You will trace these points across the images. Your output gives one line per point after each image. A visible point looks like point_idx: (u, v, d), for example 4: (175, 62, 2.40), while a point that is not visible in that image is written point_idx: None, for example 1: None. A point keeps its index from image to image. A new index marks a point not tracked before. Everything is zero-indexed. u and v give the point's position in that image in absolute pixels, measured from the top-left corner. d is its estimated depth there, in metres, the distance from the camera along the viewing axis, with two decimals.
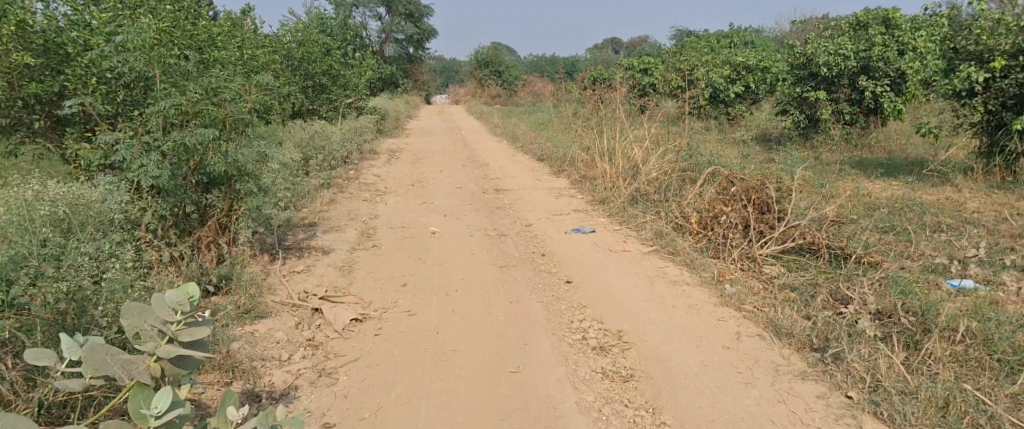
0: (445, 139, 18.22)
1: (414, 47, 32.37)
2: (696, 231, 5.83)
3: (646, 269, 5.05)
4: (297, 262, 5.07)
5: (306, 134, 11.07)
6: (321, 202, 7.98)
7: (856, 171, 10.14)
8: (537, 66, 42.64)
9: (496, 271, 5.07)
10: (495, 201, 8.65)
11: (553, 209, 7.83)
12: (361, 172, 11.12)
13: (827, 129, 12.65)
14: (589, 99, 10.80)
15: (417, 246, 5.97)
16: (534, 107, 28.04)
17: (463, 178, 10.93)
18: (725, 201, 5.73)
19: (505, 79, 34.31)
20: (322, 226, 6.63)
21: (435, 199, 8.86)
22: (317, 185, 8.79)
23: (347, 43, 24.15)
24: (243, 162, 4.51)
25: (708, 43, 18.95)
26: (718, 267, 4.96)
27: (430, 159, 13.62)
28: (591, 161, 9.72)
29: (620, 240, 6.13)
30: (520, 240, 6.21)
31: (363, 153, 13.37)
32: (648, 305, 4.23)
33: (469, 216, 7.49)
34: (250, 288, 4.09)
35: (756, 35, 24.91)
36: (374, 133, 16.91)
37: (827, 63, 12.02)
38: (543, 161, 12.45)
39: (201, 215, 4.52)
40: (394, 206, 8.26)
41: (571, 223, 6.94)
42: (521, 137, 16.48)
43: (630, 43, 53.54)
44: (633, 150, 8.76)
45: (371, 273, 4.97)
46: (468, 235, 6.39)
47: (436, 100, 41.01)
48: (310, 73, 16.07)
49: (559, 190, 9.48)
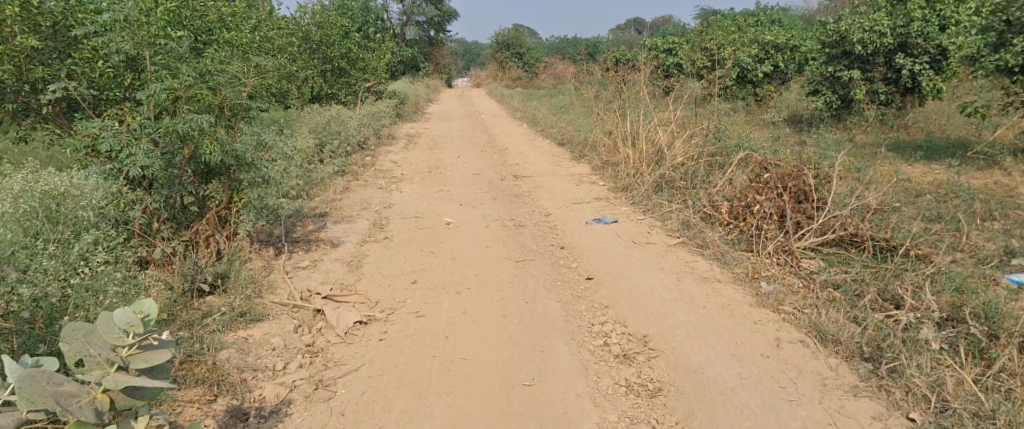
0: (465, 122, 17.88)
1: (435, 30, 31.98)
2: (727, 221, 5.43)
3: (674, 263, 4.69)
4: (302, 257, 4.79)
5: (321, 120, 10.81)
6: (334, 190, 7.72)
7: (894, 154, 9.63)
8: (558, 48, 42.04)
9: (513, 266, 4.76)
10: (513, 189, 8.32)
11: (575, 197, 7.47)
12: (377, 158, 10.85)
13: (862, 110, 12.08)
14: (612, 81, 10.39)
15: (430, 237, 5.68)
16: (556, 90, 27.57)
17: (481, 164, 10.61)
18: (758, 189, 5.34)
19: (527, 62, 33.81)
20: (332, 216, 6.36)
21: (452, 186, 8.55)
22: (331, 172, 8.54)
23: (367, 26, 23.85)
24: (242, 151, 4.17)
25: (736, 21, 18.32)
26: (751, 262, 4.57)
27: (448, 144, 13.31)
28: (614, 146, 9.33)
29: (645, 231, 5.76)
30: (541, 232, 5.88)
31: (381, 138, 13.10)
32: (676, 305, 3.89)
33: (487, 205, 7.17)
34: (249, 289, 3.82)
35: (785, 13, 24.13)
36: (392, 118, 16.64)
37: (862, 40, 11.42)
38: (563, 146, 12.08)
39: (199, 207, 4.22)
40: (409, 195, 7.96)
41: (594, 212, 6.57)
42: (542, 120, 16.10)
43: (653, 23, 52.60)
44: (658, 134, 8.37)
45: (379, 269, 4.69)
46: (484, 226, 6.08)
47: (456, 84, 40.64)
48: (328, 57, 15.80)
49: (581, 176, 9.12)
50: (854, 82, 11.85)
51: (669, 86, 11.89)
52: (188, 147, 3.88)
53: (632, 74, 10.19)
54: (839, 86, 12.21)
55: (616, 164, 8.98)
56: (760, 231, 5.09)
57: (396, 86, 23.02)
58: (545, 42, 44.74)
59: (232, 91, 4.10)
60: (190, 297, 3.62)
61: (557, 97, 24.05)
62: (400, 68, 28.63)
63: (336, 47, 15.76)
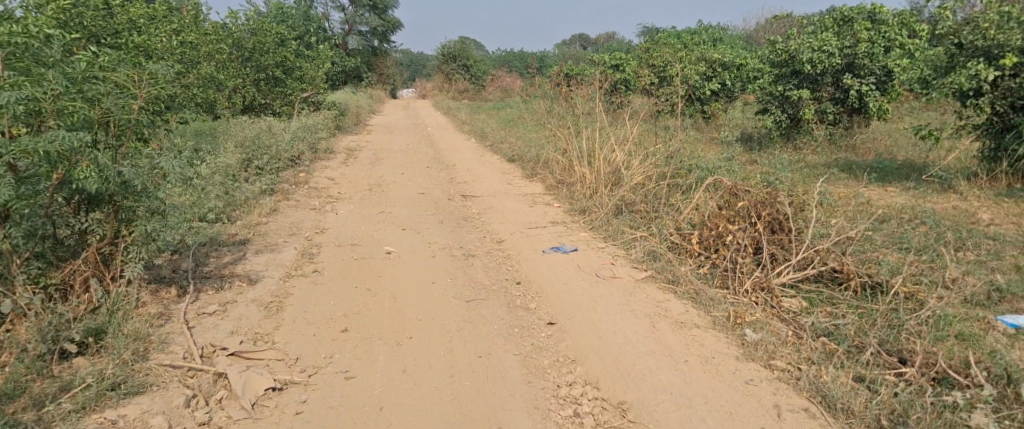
0: (409, 135, 17.19)
1: (379, 40, 31.14)
2: (697, 253, 4.92)
3: (644, 302, 4.18)
4: (213, 299, 4.09)
5: (249, 133, 10.02)
6: (259, 213, 6.99)
7: (848, 175, 9.45)
8: (505, 60, 41.71)
9: (462, 306, 4.15)
10: (460, 210, 7.72)
11: (529, 221, 6.92)
12: (312, 175, 10.10)
13: (811, 130, 11.95)
14: (563, 96, 9.92)
15: (368, 271, 5.02)
16: (503, 102, 27.08)
17: (426, 182, 9.99)
18: (730, 219, 4.89)
19: (473, 74, 33.27)
20: (255, 245, 5.65)
21: (394, 207, 7.88)
22: (258, 192, 7.78)
23: (306, 34, 22.92)
24: (128, 177, 3.44)
25: (682, 38, 18.20)
26: (730, 303, 4.02)
27: (391, 159, 12.62)
28: (568, 165, 8.86)
29: (608, 263, 5.26)
30: (493, 263, 5.29)
31: (317, 152, 12.33)
32: (654, 358, 3.37)
33: (432, 230, 6.53)
34: (136, 347, 3.14)
35: (728, 32, 24.22)
36: (332, 131, 15.84)
37: (811, 60, 11.22)
38: (513, 162, 11.54)
39: (78, 241, 3.51)
40: (344, 217, 7.28)
41: (550, 240, 6.03)
42: (489, 135, 15.56)
43: (598, 38, 52.88)
44: (613, 153, 7.92)
45: (304, 313, 4.00)
46: (430, 256, 5.45)
47: (401, 95, 39.78)
48: (261, 65, 14.94)
49: (532, 197, 8.57)
50: (803, 102, 11.68)
51: (621, 103, 11.53)
52: (61, 169, 3.16)
53: (583, 89, 9.73)
54: (788, 105, 12.04)
55: (572, 184, 8.50)
56: (734, 265, 4.59)
57: (337, 97, 22.14)
58: (492, 54, 44.33)
59: (115, 103, 3.43)
60: (48, 362, 2.96)
61: (504, 110, 23.55)
62: (342, 78, 27.73)
63: (269, 55, 14.91)
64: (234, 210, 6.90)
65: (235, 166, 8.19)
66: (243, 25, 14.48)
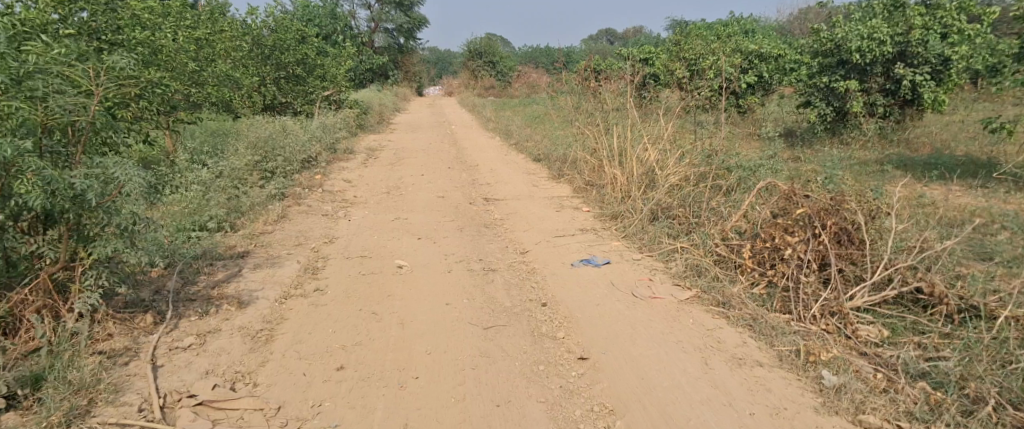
0: (434, 134, 16.72)
1: (406, 37, 30.79)
2: (751, 268, 4.27)
3: (691, 329, 3.59)
4: (192, 330, 3.62)
5: (264, 134, 9.64)
6: (265, 221, 6.54)
7: (903, 173, 8.67)
8: (532, 56, 41.10)
9: (479, 336, 3.63)
10: (482, 216, 7.18)
11: (556, 228, 6.34)
12: (329, 177, 9.70)
13: (859, 124, 11.11)
14: (591, 91, 9.30)
15: (375, 291, 4.49)
16: (531, 99, 26.48)
17: (448, 183, 9.48)
18: (787, 228, 4.22)
19: (500, 70, 32.74)
20: (255, 258, 5.19)
21: (412, 213, 7.36)
22: (267, 197, 7.37)
23: (332, 32, 22.61)
24: (78, 189, 3.14)
25: (717, 29, 17.40)
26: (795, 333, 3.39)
27: (412, 159, 12.14)
28: (598, 166, 8.23)
29: (645, 278, 4.65)
30: (515, 280, 4.74)
31: (337, 153, 11.91)
32: (709, 411, 2.82)
33: (449, 239, 5.98)
34: (71, 405, 2.79)
35: (763, 23, 23.23)
36: (354, 131, 15.45)
37: (860, 48, 10.32)
38: (540, 162, 10.96)
39: (27, 266, 3.30)
40: (357, 226, 6.79)
41: (579, 251, 5.45)
42: (515, 133, 15.01)
43: (627, 32, 51.94)
44: (648, 152, 7.29)
45: (298, 345, 3.50)
46: (445, 273, 4.92)
47: (428, 92, 39.44)
48: (282, 63, 14.59)
49: (560, 200, 7.98)
50: (850, 94, 10.81)
51: (654, 99, 10.89)
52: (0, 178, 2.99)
53: (614, 83, 9.10)
54: (834, 97, 11.19)
55: (603, 185, 7.89)
56: (796, 283, 3.95)
57: (362, 96, 21.80)
58: (519, 50, 43.66)
59: (65, 104, 3.31)
60: None
61: (531, 106, 22.97)
62: (368, 77, 27.45)
63: (290, 52, 14.53)
64: (240, 218, 6.47)
65: (244, 173, 7.82)
66: (263, 22, 14.15)
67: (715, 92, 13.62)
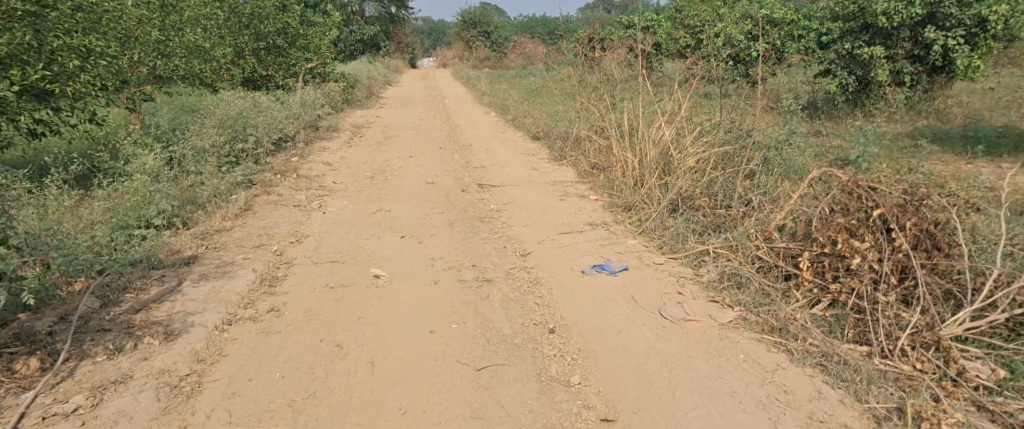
0: (425, 109, 15.83)
1: (397, 7, 29.64)
2: (807, 281, 3.40)
3: (740, 384, 2.88)
4: (92, 380, 2.90)
5: (234, 111, 8.74)
6: (224, 216, 5.65)
7: (941, 148, 7.88)
8: (527, 26, 39.93)
9: (469, 385, 2.88)
10: (476, 206, 6.37)
11: (559, 224, 5.51)
12: (306, 160, 8.89)
13: (884, 95, 10.11)
14: (597, 62, 8.46)
15: (343, 309, 3.66)
16: (527, 70, 25.49)
17: (439, 165, 8.66)
18: (853, 230, 3.41)
19: (494, 41, 31.68)
20: (203, 266, 4.33)
21: (397, 203, 6.52)
22: (232, 185, 6.54)
23: (320, 1, 21.54)
24: None
25: None
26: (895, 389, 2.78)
27: (402, 137, 11.30)
28: (607, 147, 7.39)
29: (672, 291, 3.80)
30: (514, 295, 3.93)
31: (319, 131, 11.04)
32: None
33: (434, 240, 5.14)
34: None
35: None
36: (340, 106, 14.56)
37: (886, 11, 9.43)
38: (540, 140, 10.14)
39: None
40: (331, 220, 5.93)
41: (588, 254, 4.61)
42: (512, 108, 14.13)
43: (624, 0, 50.73)
44: (663, 132, 6.49)
45: (232, 402, 2.79)
46: (431, 286, 4.08)
47: (422, 64, 38.29)
48: (261, 33, 13.62)
49: (564, 186, 7.14)
50: (875, 61, 9.86)
51: (662, 71, 10.04)
52: None
53: (621, 54, 8.27)
54: (856, 65, 10.26)
55: (612, 168, 7.08)
56: (872, 304, 3.15)
57: (350, 68, 20.85)
58: (514, 19, 42.50)
59: None
60: None
61: (526, 79, 22.02)
62: (359, 48, 26.42)
63: (270, 22, 13.55)
64: (194, 212, 5.63)
65: (206, 159, 7.00)
66: None
67: (725, 61, 12.77)
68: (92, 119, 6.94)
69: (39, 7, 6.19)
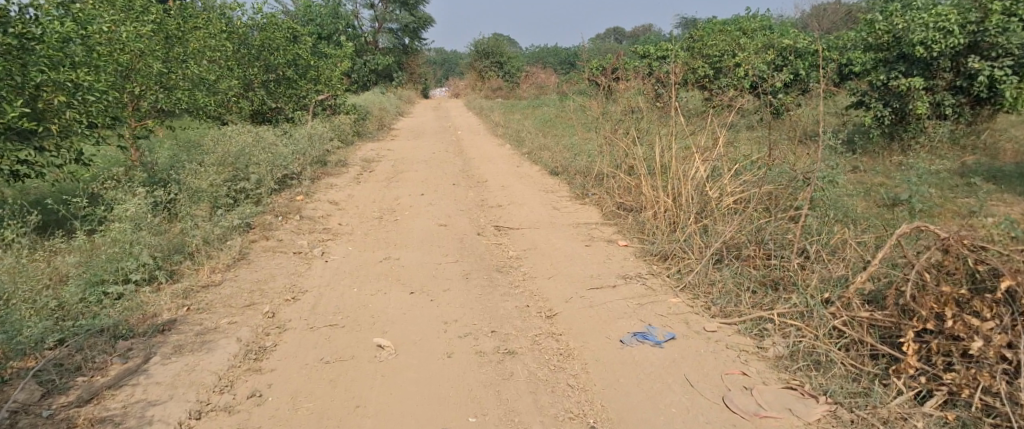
0: (438, 141, 15.33)
1: (410, 38, 29.46)
2: (912, 368, 3.08)
3: None
4: None
5: (237, 148, 8.26)
6: (214, 269, 5.10)
7: (998, 186, 7.24)
8: (539, 56, 39.69)
9: None
10: (493, 253, 5.81)
11: (588, 276, 4.89)
12: (312, 199, 8.41)
13: (923, 128, 9.17)
14: (622, 93, 7.94)
15: (340, 391, 3.13)
16: (541, 101, 25.07)
17: (453, 203, 8.13)
18: (967, 306, 3.04)
19: (507, 71, 31.37)
20: (180, 335, 3.78)
21: (407, 250, 5.93)
22: (227, 229, 6.03)
23: (333, 32, 21.32)
24: None
25: (743, 25, 16.05)
26: None
27: (413, 172, 10.82)
28: (635, 186, 6.80)
29: (736, 370, 3.37)
30: (543, 373, 3.36)
31: (328, 167, 10.55)
32: None
33: (447, 297, 4.53)
34: None
35: (786, 19, 21.85)
36: (351, 139, 14.10)
37: (925, 40, 8.59)
38: (561, 177, 9.63)
39: None
40: (333, 270, 5.34)
41: (623, 317, 3.98)
42: (527, 140, 13.64)
43: (636, 32, 50.61)
44: (699, 171, 5.93)
45: None
46: (443, 360, 3.48)
47: (435, 94, 38.08)
48: (271, 65, 13.21)
49: (587, 228, 6.54)
50: (913, 93, 8.98)
51: (688, 104, 9.46)
52: None
53: (648, 86, 7.78)
54: (892, 97, 9.37)
55: (642, 210, 6.51)
56: (1010, 405, 2.85)
57: (362, 99, 20.49)
58: (526, 50, 42.29)
59: None
60: None
61: (540, 109, 21.57)
62: (372, 79, 26.19)
63: (280, 53, 13.15)
64: (183, 262, 5.10)
65: (203, 203, 6.51)
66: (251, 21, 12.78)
67: (748, 91, 12.31)
68: (81, 159, 6.51)
69: (22, 40, 5.90)
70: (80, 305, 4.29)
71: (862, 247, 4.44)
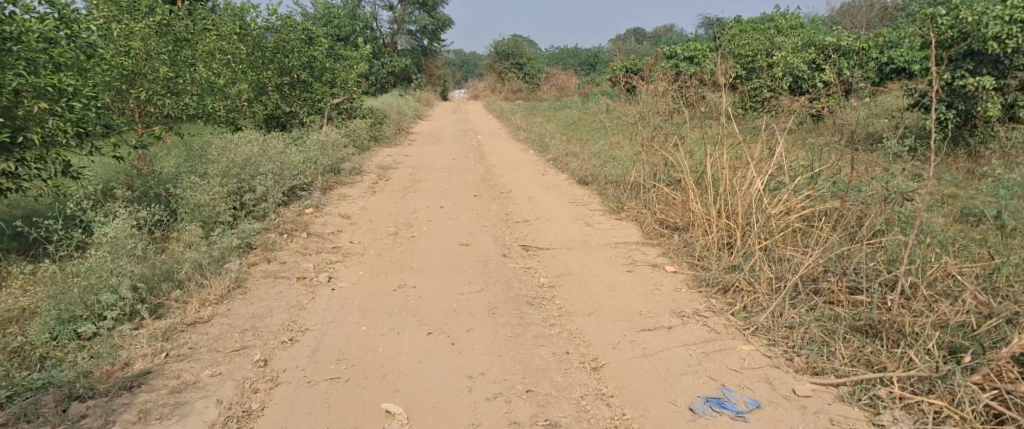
0: (458, 146, 14.68)
1: (430, 40, 28.92)
2: None
3: None
4: None
5: (242, 156, 7.66)
6: (202, 303, 4.38)
7: None
8: (559, 58, 38.90)
9: None
10: (522, 280, 5.12)
11: (637, 313, 4.15)
12: (323, 212, 7.80)
13: (993, 133, 8.33)
14: (661, 97, 7.21)
15: None
16: (562, 103, 24.33)
17: (475, 217, 7.48)
18: None
19: (528, 72, 30.68)
20: (149, 394, 3.18)
21: (424, 276, 5.25)
22: (225, 251, 5.42)
23: (351, 33, 20.80)
24: None
25: (777, 24, 15.23)
26: None
27: (432, 180, 10.18)
28: (680, 201, 6.06)
29: None
30: None
31: (342, 175, 9.94)
32: None
33: (472, 340, 3.84)
34: None
35: (818, 18, 20.91)
36: (368, 145, 13.51)
37: (997, 35, 7.72)
38: (592, 188, 8.94)
39: None
40: (340, 301, 4.70)
41: (681, 394, 3.27)
42: (552, 146, 12.95)
43: (658, 31, 49.64)
44: (757, 187, 5.18)
45: None
46: None
47: (454, 97, 37.50)
48: (286, 68, 12.56)
49: (627, 250, 5.80)
50: (983, 94, 8.13)
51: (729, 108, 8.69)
52: None
53: (690, 89, 7.05)
54: (956, 98, 8.51)
55: (689, 228, 5.79)
56: None
57: (380, 102, 19.93)
58: (547, 52, 41.58)
59: None
60: None
61: (563, 111, 20.84)
62: (390, 81, 25.66)
63: (295, 55, 12.51)
64: (173, 291, 4.40)
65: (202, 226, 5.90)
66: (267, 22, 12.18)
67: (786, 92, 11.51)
68: (68, 171, 5.90)
69: None
70: (43, 345, 3.66)
71: (971, 282, 3.69)
